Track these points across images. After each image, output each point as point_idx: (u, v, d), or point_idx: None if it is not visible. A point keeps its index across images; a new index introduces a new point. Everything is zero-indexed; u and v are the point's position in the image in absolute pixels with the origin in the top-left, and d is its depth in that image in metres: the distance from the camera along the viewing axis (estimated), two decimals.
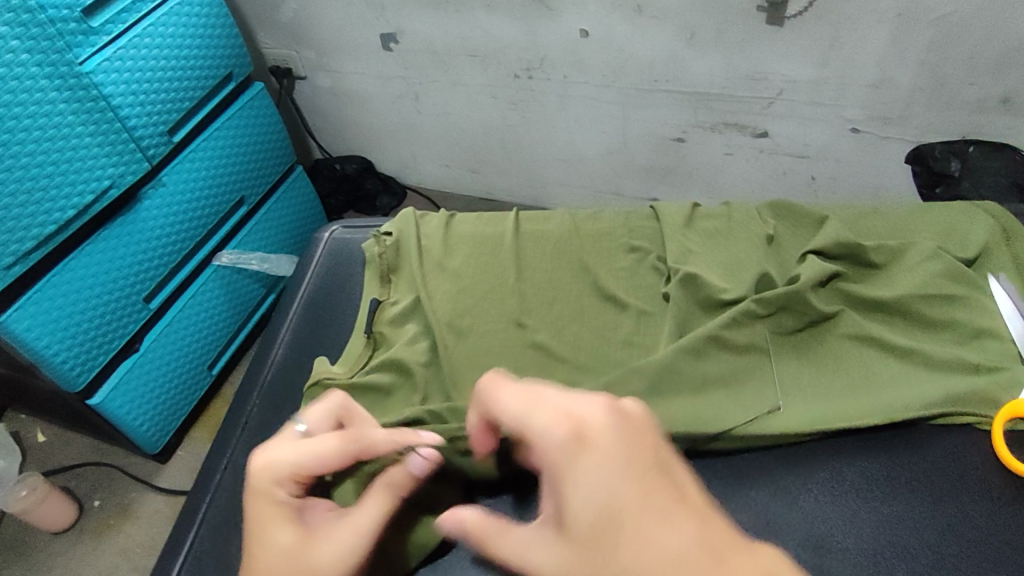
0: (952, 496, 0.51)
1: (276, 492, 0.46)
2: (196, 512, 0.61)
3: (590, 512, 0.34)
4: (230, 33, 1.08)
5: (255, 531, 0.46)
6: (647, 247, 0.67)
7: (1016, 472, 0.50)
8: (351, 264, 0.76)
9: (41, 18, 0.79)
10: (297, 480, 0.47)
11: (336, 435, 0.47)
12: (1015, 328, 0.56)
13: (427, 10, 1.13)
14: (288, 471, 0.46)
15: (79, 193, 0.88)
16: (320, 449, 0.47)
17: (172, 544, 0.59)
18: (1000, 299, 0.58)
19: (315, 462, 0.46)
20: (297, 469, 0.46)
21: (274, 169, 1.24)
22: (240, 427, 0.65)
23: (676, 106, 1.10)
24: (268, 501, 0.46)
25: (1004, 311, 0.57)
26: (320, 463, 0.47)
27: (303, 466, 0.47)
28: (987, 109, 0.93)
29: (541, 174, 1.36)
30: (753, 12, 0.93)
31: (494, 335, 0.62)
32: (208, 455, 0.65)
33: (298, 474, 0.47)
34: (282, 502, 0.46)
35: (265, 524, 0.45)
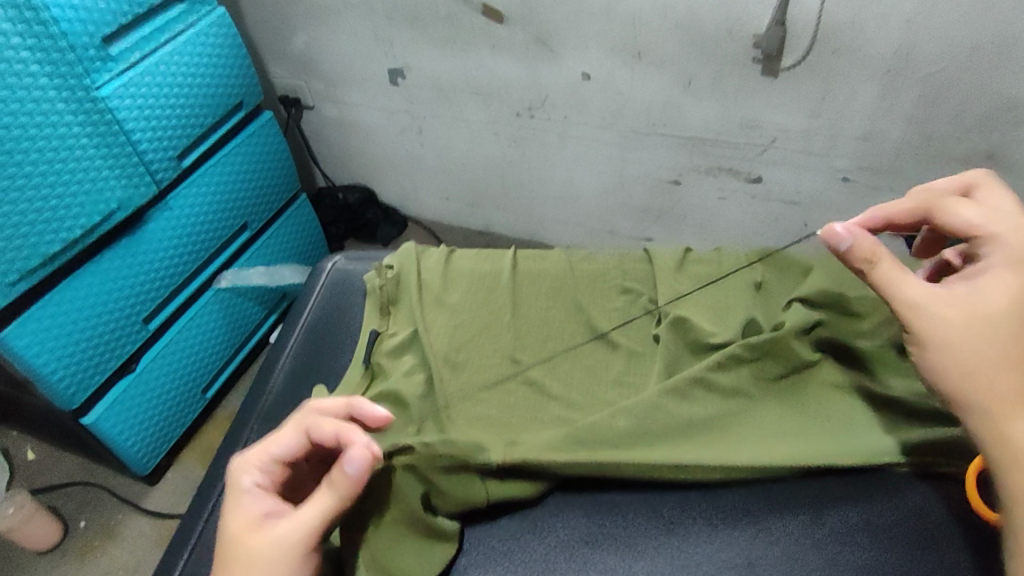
0: (931, 543, 0.51)
1: (241, 473, 0.51)
2: (191, 534, 0.63)
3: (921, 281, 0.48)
4: (242, 64, 1.11)
5: (226, 519, 0.50)
6: (638, 289, 0.69)
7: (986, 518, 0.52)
8: (351, 295, 0.77)
9: (61, 44, 0.82)
10: (262, 467, 0.51)
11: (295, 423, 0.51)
12: None
13: (435, 49, 1.17)
14: (253, 459, 0.51)
15: (88, 213, 0.90)
16: (278, 436, 0.51)
17: (166, 566, 0.61)
18: None
19: (274, 448, 0.51)
20: (261, 454, 0.51)
21: (279, 196, 1.27)
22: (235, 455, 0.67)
23: (672, 150, 1.14)
24: (238, 490, 0.50)
25: None
26: (278, 448, 0.51)
27: (266, 450, 0.51)
28: (974, 164, 0.96)
29: (540, 209, 1.39)
30: (747, 63, 0.97)
31: (488, 370, 0.64)
32: (206, 481, 0.67)
33: (263, 463, 0.51)
34: (246, 484, 0.51)
35: (233, 511, 0.50)
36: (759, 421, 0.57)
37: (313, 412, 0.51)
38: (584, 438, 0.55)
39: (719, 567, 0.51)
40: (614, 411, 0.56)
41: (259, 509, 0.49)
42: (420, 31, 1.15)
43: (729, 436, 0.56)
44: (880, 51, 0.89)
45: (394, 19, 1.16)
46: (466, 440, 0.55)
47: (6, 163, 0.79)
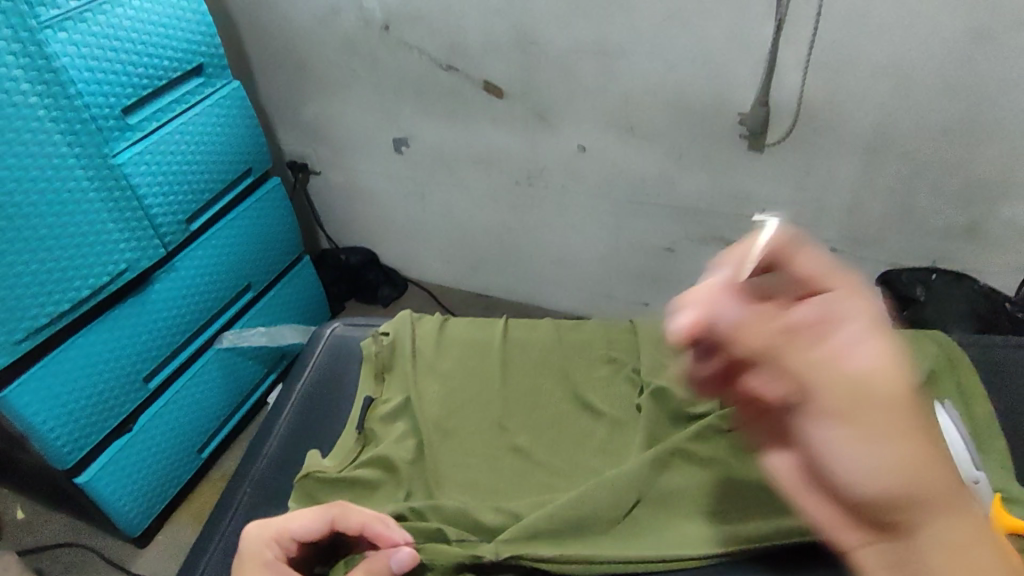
0: None
1: (262, 551, 0.51)
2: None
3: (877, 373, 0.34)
4: (252, 133, 1.17)
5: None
6: (623, 359, 0.71)
7: None
8: (349, 360, 0.80)
9: (83, 115, 0.88)
10: (280, 545, 0.52)
11: (326, 506, 0.53)
12: (961, 453, 0.58)
13: (438, 120, 1.23)
14: (273, 533, 0.52)
15: (96, 274, 0.93)
16: (303, 515, 0.53)
17: None
18: (945, 422, 0.61)
19: (300, 528, 0.52)
20: (284, 532, 0.52)
21: (282, 258, 1.31)
22: (230, 515, 0.66)
23: (665, 219, 1.18)
24: (251, 562, 0.51)
25: (946, 428, 0.60)
26: (301, 528, 0.52)
27: (289, 529, 0.53)
28: (956, 236, 1.00)
29: (538, 274, 1.42)
30: (735, 138, 1.02)
31: (477, 437, 0.65)
32: (196, 541, 0.66)
33: (281, 538, 0.52)
34: (265, 560, 0.51)
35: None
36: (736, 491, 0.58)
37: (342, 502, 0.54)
38: (570, 514, 0.56)
39: None
40: (598, 483, 0.58)
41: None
42: (424, 104, 1.22)
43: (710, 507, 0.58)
44: (857, 128, 0.94)
45: (400, 93, 1.22)
46: (453, 507, 0.58)
47: (22, 224, 0.83)
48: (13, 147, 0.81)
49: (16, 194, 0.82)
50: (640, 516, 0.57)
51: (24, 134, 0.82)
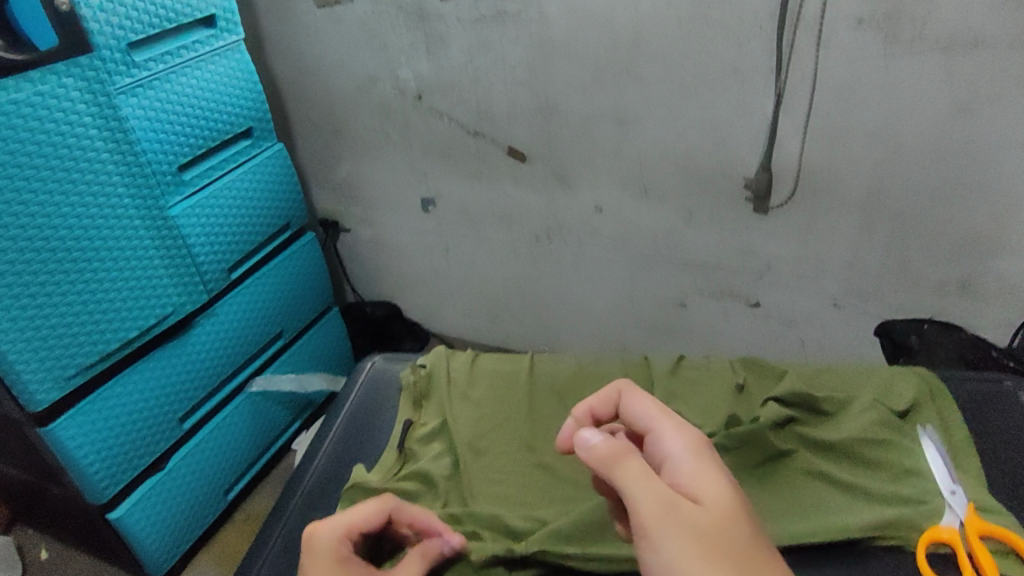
0: None
1: (337, 545, 0.56)
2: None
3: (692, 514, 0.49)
4: (292, 191, 1.27)
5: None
6: (638, 389, 0.76)
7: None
8: (387, 391, 0.86)
9: (145, 171, 0.97)
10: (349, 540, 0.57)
11: (388, 501, 0.59)
12: (937, 467, 0.63)
13: (464, 180, 1.33)
14: (344, 529, 0.57)
15: (144, 315, 1.01)
16: (365, 509, 0.59)
17: None
18: (924, 446, 0.65)
19: (367, 521, 0.58)
20: (353, 527, 0.57)
21: (313, 307, 1.38)
22: (276, 532, 0.71)
23: (677, 273, 1.25)
24: (331, 558, 0.55)
25: (926, 455, 0.64)
26: (365, 522, 0.58)
27: (357, 524, 0.58)
28: (952, 291, 1.06)
29: (556, 325, 1.49)
30: (740, 198, 1.10)
31: (506, 456, 0.71)
32: (245, 556, 0.71)
33: (350, 533, 0.57)
34: (340, 552, 0.56)
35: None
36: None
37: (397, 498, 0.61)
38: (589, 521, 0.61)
39: None
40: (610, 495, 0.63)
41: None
42: (451, 165, 1.32)
43: None
44: (853, 190, 1.02)
45: (428, 155, 1.33)
46: (487, 512, 0.64)
47: (83, 266, 0.91)
48: (83, 196, 0.90)
49: (82, 239, 0.90)
50: None
51: (93, 184, 0.91)
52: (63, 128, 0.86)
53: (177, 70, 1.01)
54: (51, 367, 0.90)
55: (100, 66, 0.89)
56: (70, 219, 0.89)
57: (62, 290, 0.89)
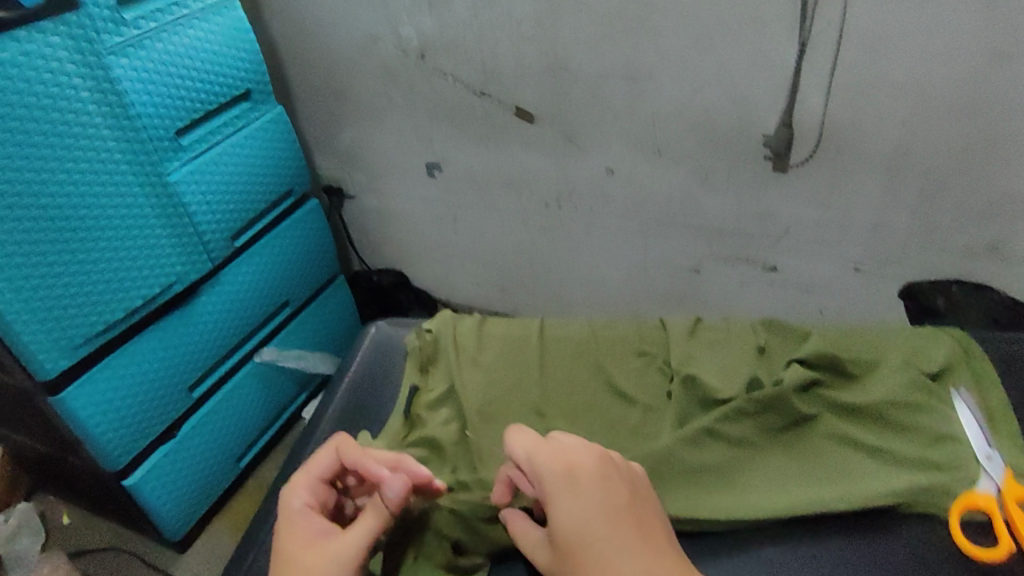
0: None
1: (292, 496, 0.57)
2: (242, 568, 0.66)
3: (569, 529, 0.51)
4: (294, 156, 1.23)
5: (277, 542, 0.55)
6: (654, 352, 0.74)
7: (969, 554, 0.54)
8: (391, 355, 0.85)
9: (141, 135, 0.94)
10: (308, 491, 0.58)
11: (328, 442, 0.60)
12: (973, 433, 0.60)
13: (471, 145, 1.29)
14: (298, 482, 0.58)
15: (148, 283, 0.99)
16: (318, 458, 0.60)
17: None
18: (961, 409, 0.63)
19: (316, 466, 0.59)
20: (306, 478, 0.59)
21: (319, 275, 1.36)
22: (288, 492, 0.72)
23: (691, 239, 1.21)
24: (286, 512, 0.56)
25: (962, 416, 0.62)
26: (318, 470, 0.59)
27: (309, 474, 0.59)
28: (980, 254, 1.02)
29: (566, 293, 1.46)
30: (759, 159, 1.06)
31: (518, 422, 0.69)
32: (257, 517, 0.71)
33: (308, 485, 0.59)
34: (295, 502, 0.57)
35: (284, 533, 0.55)
36: (759, 469, 0.62)
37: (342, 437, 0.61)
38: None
39: None
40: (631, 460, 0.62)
41: (306, 532, 0.55)
42: (458, 129, 1.28)
43: (737, 482, 0.61)
44: (878, 148, 0.98)
45: (434, 119, 1.29)
46: (496, 480, 0.62)
47: (83, 234, 0.89)
48: (77, 161, 0.87)
49: (80, 208, 0.88)
50: (671, 487, 0.61)
51: (86, 149, 0.88)
52: (51, 91, 0.83)
53: (168, 27, 0.96)
54: (57, 337, 0.88)
55: (88, 24, 0.85)
56: (66, 186, 0.86)
57: (62, 258, 0.87)
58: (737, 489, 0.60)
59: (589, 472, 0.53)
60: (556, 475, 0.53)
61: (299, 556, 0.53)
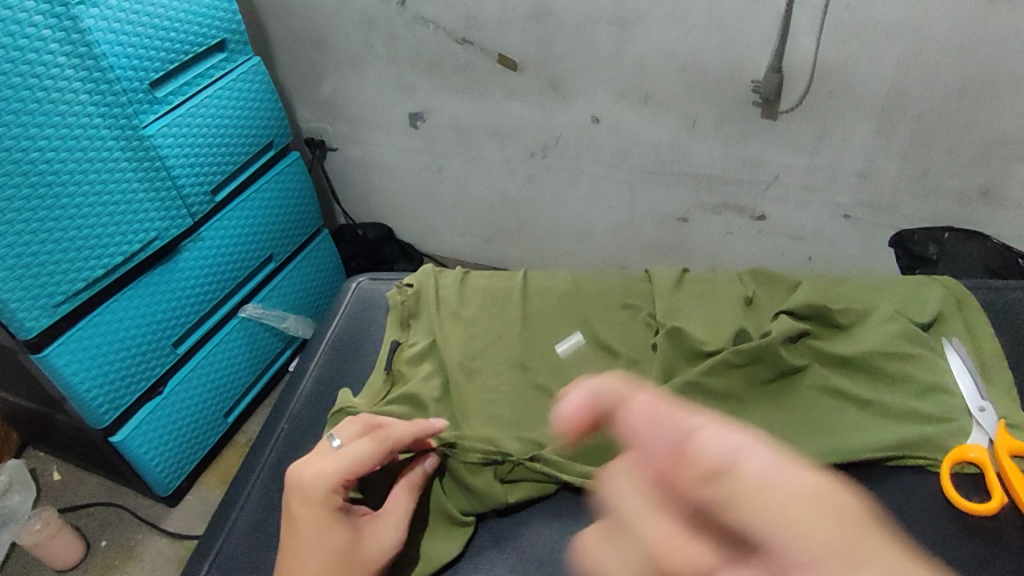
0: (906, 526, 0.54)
1: (333, 498, 0.54)
2: (225, 521, 0.66)
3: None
4: (274, 107, 1.19)
5: (315, 536, 0.52)
6: (639, 305, 0.73)
7: (955, 503, 0.54)
8: (375, 310, 0.83)
9: (116, 88, 0.88)
10: (344, 484, 0.55)
11: (382, 443, 0.56)
12: (963, 384, 0.60)
13: (455, 93, 1.25)
14: (340, 477, 0.54)
15: (128, 242, 0.95)
16: (365, 455, 0.55)
17: (204, 545, 0.64)
18: (951, 362, 0.63)
19: (362, 466, 0.55)
20: (347, 476, 0.54)
21: (303, 230, 1.33)
22: (271, 446, 0.71)
23: (680, 187, 1.19)
24: (327, 509, 0.53)
25: (952, 366, 0.62)
26: (364, 469, 0.55)
27: (352, 472, 0.55)
28: (970, 200, 1.00)
29: (553, 245, 1.44)
30: (750, 105, 1.03)
31: (501, 376, 0.68)
32: (238, 473, 0.70)
33: (346, 479, 0.55)
34: (336, 504, 0.54)
35: (326, 528, 0.52)
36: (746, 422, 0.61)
37: (391, 432, 0.57)
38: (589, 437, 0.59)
39: None
40: None
41: (349, 525, 0.54)
42: (440, 77, 1.23)
43: None
44: (874, 93, 0.94)
45: (416, 66, 1.24)
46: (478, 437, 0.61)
47: (59, 193, 0.84)
48: (50, 118, 0.82)
49: (54, 164, 0.83)
50: None
51: (58, 105, 0.82)
52: (19, 43, 0.76)
53: None
54: (37, 299, 0.85)
55: None
56: (38, 143, 0.81)
57: (39, 219, 0.83)
58: None
59: None
60: None
61: (354, 551, 0.53)
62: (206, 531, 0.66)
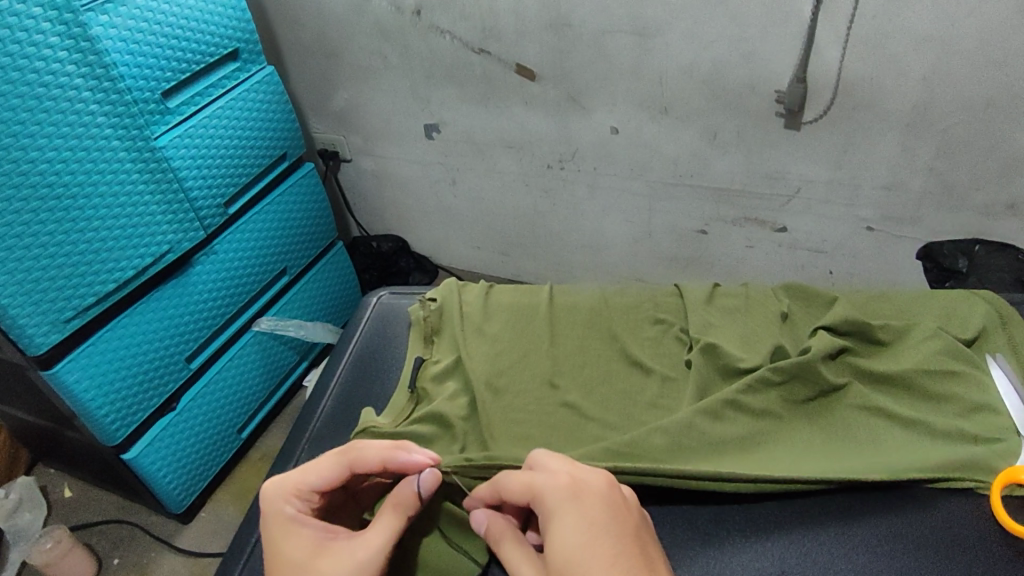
0: (959, 554, 0.52)
1: (285, 507, 0.53)
2: (245, 547, 0.64)
3: (572, 554, 0.44)
4: (287, 118, 1.19)
5: (274, 550, 0.52)
6: (670, 319, 0.72)
7: (1016, 534, 0.52)
8: (396, 326, 0.83)
9: (126, 98, 0.88)
10: (301, 496, 0.53)
11: (335, 450, 0.54)
12: (1011, 404, 0.59)
13: (470, 105, 1.24)
14: (291, 488, 0.53)
15: (140, 254, 0.95)
16: (317, 465, 0.53)
17: (223, 570, 0.63)
18: (998, 379, 0.61)
19: (315, 477, 0.53)
20: (300, 486, 0.53)
21: (317, 243, 1.33)
22: (289, 467, 0.70)
23: (699, 200, 1.17)
24: (281, 519, 0.52)
25: (1000, 387, 0.61)
26: (319, 480, 0.53)
27: (305, 482, 0.53)
28: (996, 213, 0.98)
29: (569, 258, 1.43)
30: (771, 117, 1.01)
31: (528, 394, 0.67)
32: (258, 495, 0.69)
33: (301, 491, 0.53)
34: (290, 514, 0.53)
35: (283, 541, 0.52)
36: (785, 442, 0.60)
37: (353, 443, 0.54)
38: (623, 457, 0.57)
39: (753, 575, 0.52)
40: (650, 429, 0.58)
41: (309, 539, 0.52)
42: (456, 89, 1.23)
43: (761, 455, 0.59)
44: (897, 104, 0.93)
45: (431, 78, 1.23)
46: (507, 456, 0.59)
47: (70, 204, 0.84)
48: (60, 128, 0.81)
49: (64, 176, 0.83)
50: (696, 460, 0.58)
51: (69, 115, 0.82)
52: (26, 52, 0.76)
53: None
54: (48, 312, 0.84)
55: None
56: (47, 154, 0.80)
57: (49, 230, 0.82)
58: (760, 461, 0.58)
59: (594, 489, 0.47)
60: (559, 490, 0.47)
61: (307, 567, 0.50)
62: (224, 555, 0.65)
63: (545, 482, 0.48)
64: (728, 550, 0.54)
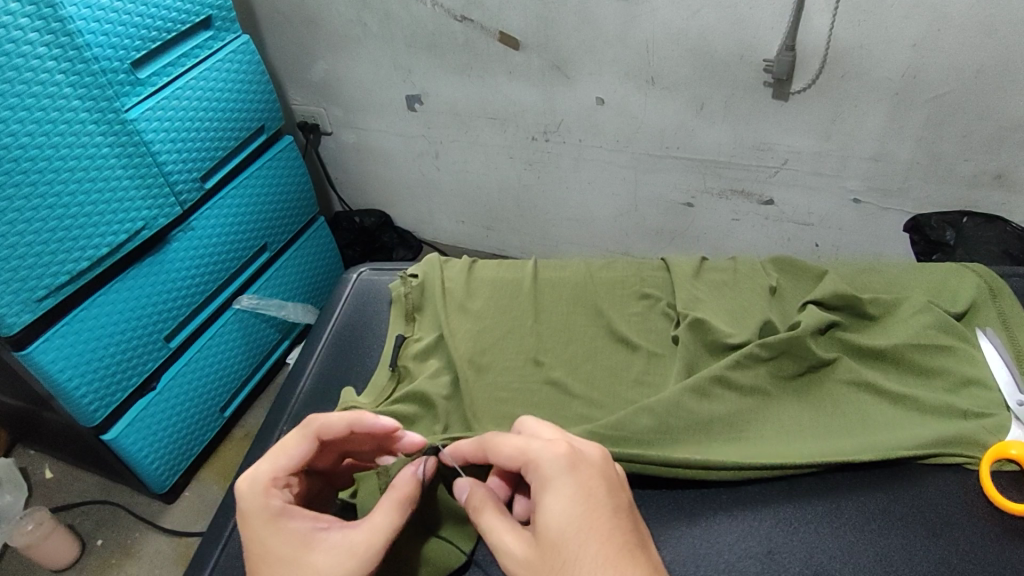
0: (946, 531, 0.52)
1: (266, 500, 0.50)
2: (222, 532, 0.63)
3: (568, 525, 0.43)
4: (265, 90, 1.15)
5: (259, 549, 0.48)
6: (657, 294, 0.71)
7: (1003, 508, 0.52)
8: (376, 303, 0.81)
9: (94, 68, 0.84)
10: (280, 484, 0.51)
11: (300, 424, 0.53)
12: (1002, 378, 0.59)
13: (452, 75, 1.21)
14: (267, 479, 0.50)
15: (114, 232, 0.91)
16: (288, 447, 0.52)
17: (201, 557, 0.62)
18: (988, 353, 0.61)
19: (290, 459, 0.51)
20: (277, 473, 0.51)
21: (298, 218, 1.30)
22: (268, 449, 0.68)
23: (685, 172, 1.16)
24: (264, 515, 0.49)
25: (990, 361, 0.60)
26: (292, 460, 0.52)
27: (280, 467, 0.51)
28: (983, 184, 0.98)
29: (554, 232, 1.41)
30: (759, 87, 0.99)
31: (512, 372, 0.65)
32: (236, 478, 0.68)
33: (278, 480, 0.51)
34: (272, 506, 0.49)
35: (269, 539, 0.48)
36: (773, 418, 0.59)
37: (314, 415, 0.54)
38: (608, 433, 0.56)
39: (740, 554, 0.52)
40: (637, 408, 0.57)
41: (297, 534, 0.49)
42: (438, 58, 1.19)
43: (748, 433, 0.58)
44: (887, 74, 0.91)
45: (412, 46, 1.20)
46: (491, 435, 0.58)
47: (37, 180, 0.80)
48: (24, 100, 0.77)
49: (30, 151, 0.79)
50: (682, 439, 0.57)
51: (33, 86, 0.78)
52: None
53: None
54: (18, 292, 0.81)
55: None
56: (12, 127, 0.76)
57: (16, 208, 0.78)
58: (747, 440, 0.58)
59: (592, 462, 0.46)
60: (556, 458, 0.45)
61: (298, 561, 0.47)
62: (202, 540, 0.64)
63: (541, 449, 0.46)
64: (714, 529, 0.54)
